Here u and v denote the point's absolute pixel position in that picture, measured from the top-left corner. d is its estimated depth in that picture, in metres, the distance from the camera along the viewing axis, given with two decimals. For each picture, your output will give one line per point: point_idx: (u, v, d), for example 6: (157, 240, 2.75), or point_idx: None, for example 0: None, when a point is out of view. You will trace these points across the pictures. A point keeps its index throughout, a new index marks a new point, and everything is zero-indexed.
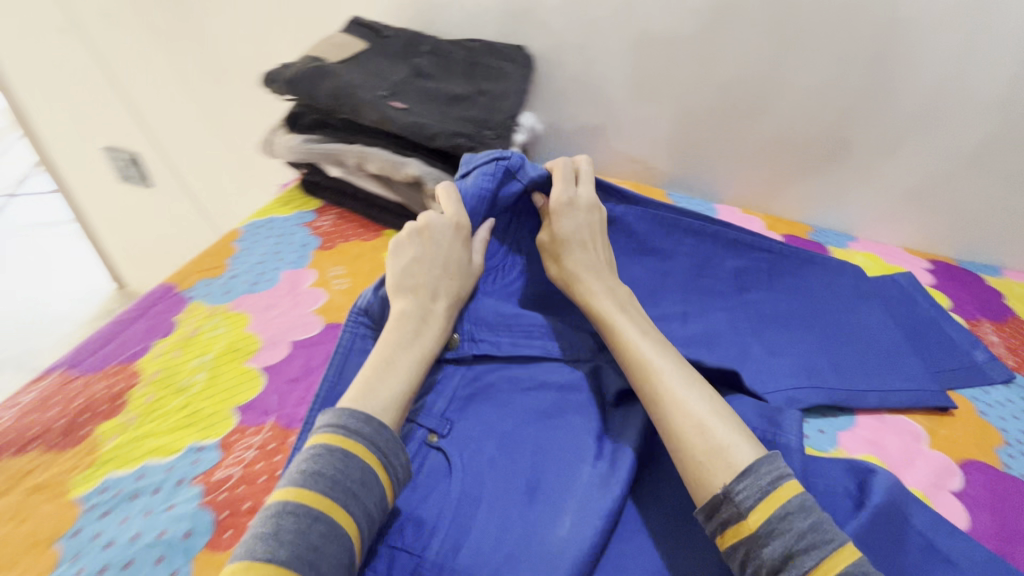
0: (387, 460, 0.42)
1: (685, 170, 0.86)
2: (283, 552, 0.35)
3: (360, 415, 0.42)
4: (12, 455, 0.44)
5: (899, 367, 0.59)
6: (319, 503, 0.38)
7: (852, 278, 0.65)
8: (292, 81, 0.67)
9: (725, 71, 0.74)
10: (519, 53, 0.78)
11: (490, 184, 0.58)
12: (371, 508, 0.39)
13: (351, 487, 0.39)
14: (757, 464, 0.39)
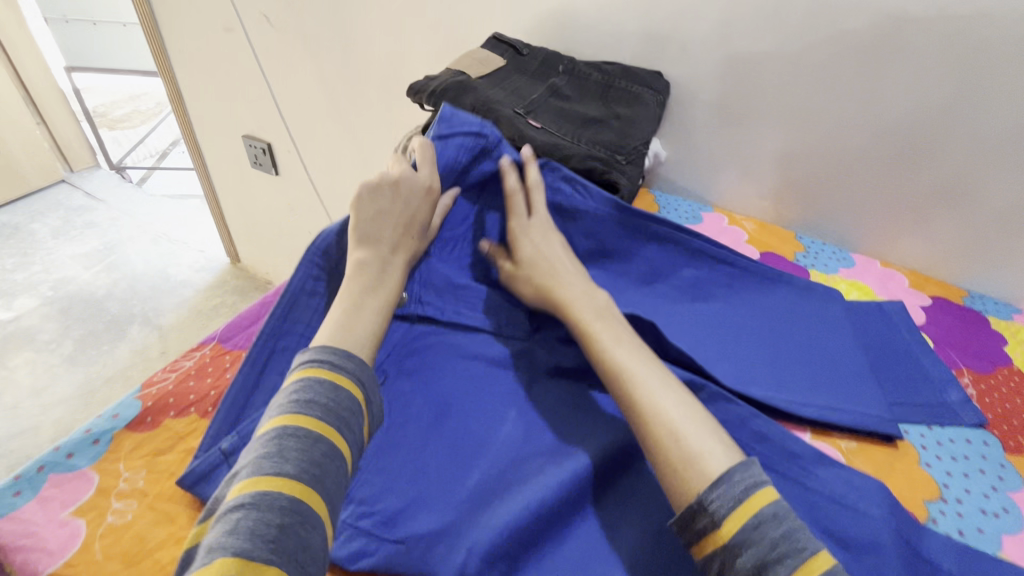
0: (368, 396, 0.43)
1: (819, 212, 0.80)
2: (291, 466, 0.36)
3: (339, 352, 0.44)
4: (173, 416, 0.47)
5: (852, 390, 0.55)
6: (322, 427, 0.39)
7: (824, 299, 0.63)
8: (436, 93, 0.70)
9: (886, 114, 0.69)
10: (658, 80, 0.78)
11: (464, 157, 0.60)
12: (359, 435, 0.41)
13: (343, 415, 0.40)
14: (729, 473, 0.40)
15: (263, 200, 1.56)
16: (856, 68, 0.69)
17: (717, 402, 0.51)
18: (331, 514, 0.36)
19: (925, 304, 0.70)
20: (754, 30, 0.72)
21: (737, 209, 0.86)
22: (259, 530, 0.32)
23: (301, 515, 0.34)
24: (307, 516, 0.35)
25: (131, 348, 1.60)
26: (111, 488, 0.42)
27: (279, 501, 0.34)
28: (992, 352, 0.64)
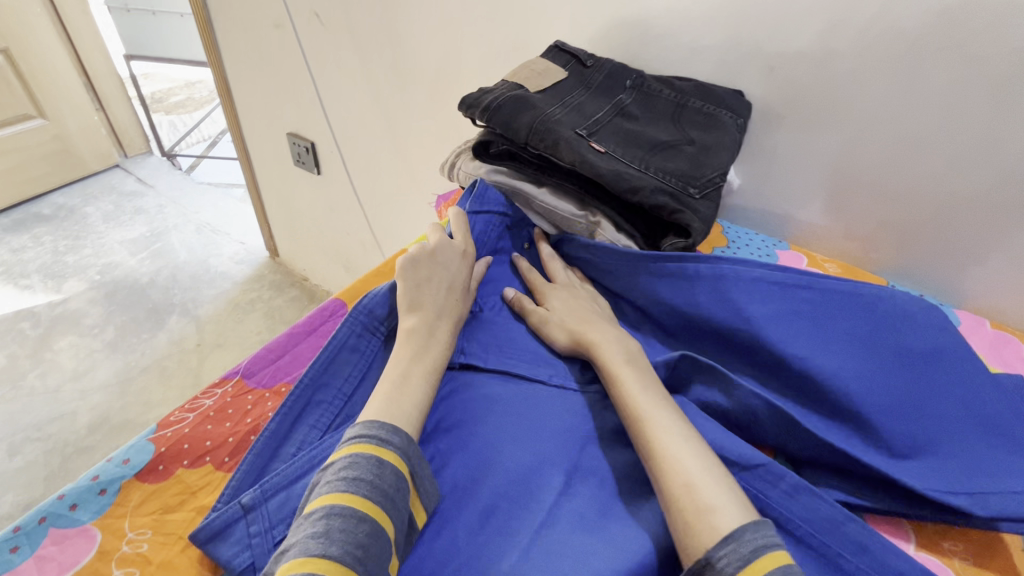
0: (417, 469, 0.41)
1: (916, 259, 0.70)
2: (336, 549, 0.34)
3: (386, 425, 0.41)
4: (186, 466, 0.43)
5: (971, 465, 0.46)
6: (368, 505, 0.37)
7: (943, 343, 0.51)
8: (489, 109, 0.63)
9: (1014, 154, 0.59)
10: (738, 100, 0.69)
11: (492, 232, 0.65)
12: (405, 515, 0.38)
13: (389, 491, 0.38)
14: (738, 531, 0.37)
15: (304, 199, 1.54)
16: (983, 99, 0.58)
17: (800, 497, 0.43)
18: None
19: None
20: (859, 48, 0.63)
21: (816, 248, 0.77)
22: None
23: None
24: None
25: (168, 338, 1.61)
26: (113, 551, 0.38)
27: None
28: None
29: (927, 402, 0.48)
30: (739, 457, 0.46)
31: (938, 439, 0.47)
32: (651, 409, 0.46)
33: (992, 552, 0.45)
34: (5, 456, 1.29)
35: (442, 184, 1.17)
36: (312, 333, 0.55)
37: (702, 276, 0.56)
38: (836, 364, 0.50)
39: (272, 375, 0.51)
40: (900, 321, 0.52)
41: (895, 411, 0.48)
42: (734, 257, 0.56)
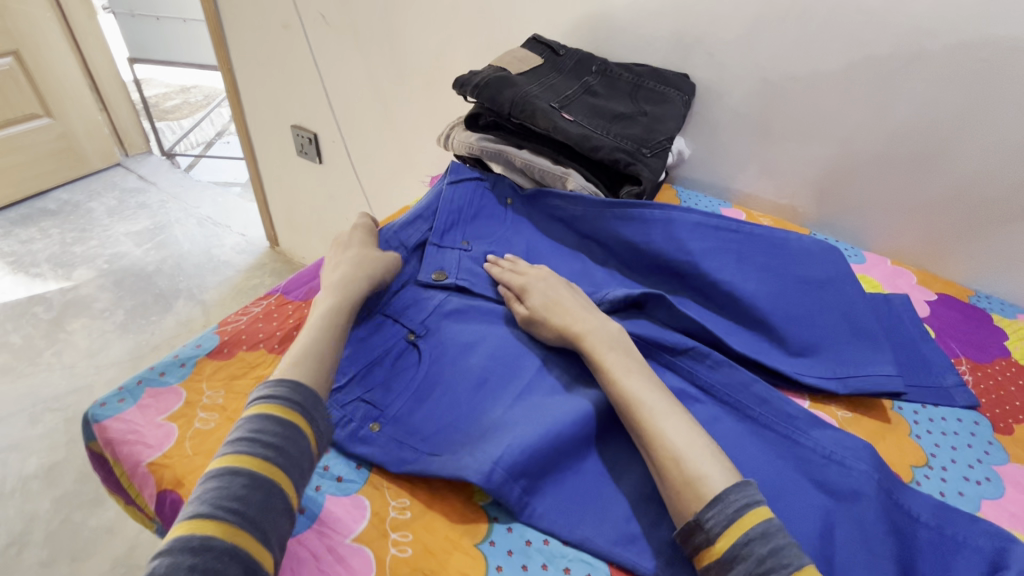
0: (311, 415, 0.46)
1: (833, 212, 0.85)
2: (206, 506, 0.38)
3: (273, 384, 0.47)
4: (246, 349, 0.55)
5: (852, 354, 0.60)
6: (246, 462, 0.41)
7: (838, 267, 0.64)
8: (479, 86, 0.77)
9: (898, 119, 0.74)
10: (684, 81, 0.84)
11: (470, 195, 0.76)
12: (292, 457, 0.43)
13: (269, 442, 0.42)
14: (723, 493, 0.41)
15: (306, 188, 1.66)
16: (875, 76, 0.73)
17: (720, 368, 0.57)
18: (258, 542, 0.38)
19: (930, 299, 0.74)
20: (777, 37, 0.78)
21: (754, 207, 0.91)
22: (170, 574, 0.34)
23: (213, 553, 0.36)
24: (224, 549, 0.36)
25: (176, 320, 1.71)
26: (196, 402, 0.50)
27: (191, 542, 0.36)
28: (991, 345, 0.67)
29: (813, 309, 0.62)
30: (675, 345, 0.59)
31: (819, 336, 0.61)
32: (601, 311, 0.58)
33: (869, 410, 0.59)
34: (27, 424, 1.37)
35: (435, 167, 1.30)
36: None
37: (655, 220, 0.68)
38: (752, 284, 0.64)
39: (305, 292, 0.63)
40: (803, 257, 0.65)
41: (794, 318, 0.62)
42: (673, 206, 0.68)
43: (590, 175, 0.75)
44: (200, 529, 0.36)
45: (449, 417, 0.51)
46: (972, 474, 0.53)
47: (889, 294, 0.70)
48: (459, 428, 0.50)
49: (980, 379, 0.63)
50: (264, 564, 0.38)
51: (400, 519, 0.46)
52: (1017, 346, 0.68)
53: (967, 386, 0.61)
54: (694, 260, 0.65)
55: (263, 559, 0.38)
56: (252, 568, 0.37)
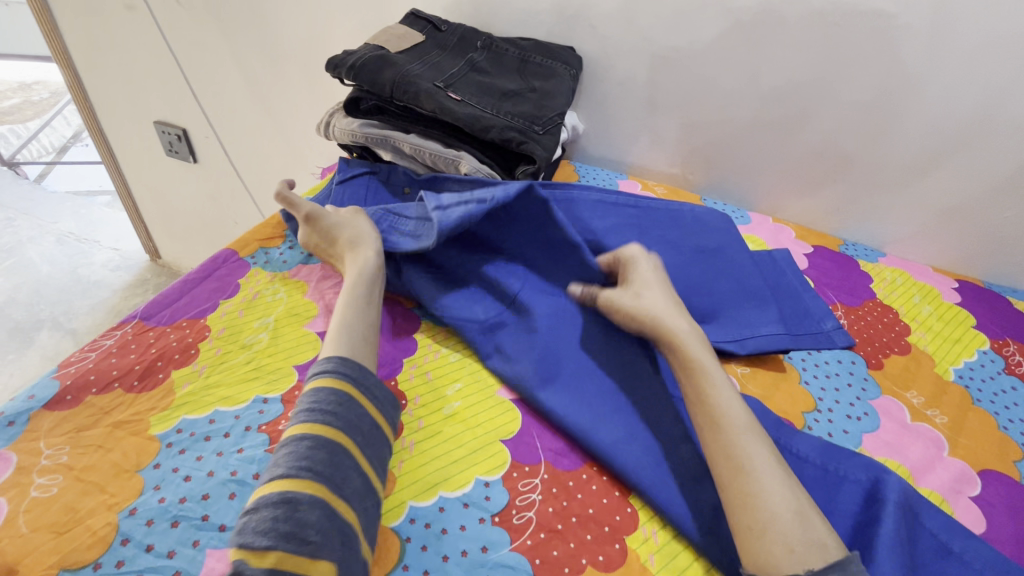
0: (360, 380, 0.45)
1: (721, 176, 0.88)
2: (280, 468, 0.38)
3: (327, 356, 0.47)
4: (96, 392, 0.47)
5: (744, 315, 0.63)
6: (309, 429, 0.41)
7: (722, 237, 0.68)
8: (355, 68, 0.71)
9: (769, 83, 0.78)
10: (571, 54, 0.82)
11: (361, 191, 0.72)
12: (349, 418, 0.42)
13: (326, 408, 0.42)
14: (846, 561, 0.38)
15: (181, 191, 1.49)
16: (743, 43, 0.76)
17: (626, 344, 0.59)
18: (337, 496, 0.38)
19: (808, 251, 0.79)
20: (654, 7, 0.78)
21: (650, 176, 0.93)
22: (255, 532, 0.35)
23: (293, 508, 0.36)
24: (301, 499, 0.37)
25: (42, 355, 1.48)
26: (32, 465, 0.42)
27: (272, 499, 0.37)
28: (861, 289, 0.74)
29: (707, 277, 0.65)
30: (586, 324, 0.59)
31: (714, 301, 0.63)
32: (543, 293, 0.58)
33: (763, 364, 0.62)
34: None
35: (326, 158, 1.21)
36: (203, 278, 0.60)
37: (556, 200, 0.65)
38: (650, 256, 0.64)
39: (170, 314, 0.55)
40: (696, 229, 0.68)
41: (693, 285, 0.64)
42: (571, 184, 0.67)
43: (484, 157, 0.71)
44: (272, 488, 0.37)
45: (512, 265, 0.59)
46: (852, 411, 0.57)
47: (773, 250, 0.74)
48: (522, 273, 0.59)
49: (855, 321, 0.68)
50: (341, 513, 0.38)
51: None
52: (880, 287, 0.74)
53: (845, 328, 0.67)
54: (598, 239, 0.64)
55: (339, 509, 0.38)
56: (329, 515, 0.37)
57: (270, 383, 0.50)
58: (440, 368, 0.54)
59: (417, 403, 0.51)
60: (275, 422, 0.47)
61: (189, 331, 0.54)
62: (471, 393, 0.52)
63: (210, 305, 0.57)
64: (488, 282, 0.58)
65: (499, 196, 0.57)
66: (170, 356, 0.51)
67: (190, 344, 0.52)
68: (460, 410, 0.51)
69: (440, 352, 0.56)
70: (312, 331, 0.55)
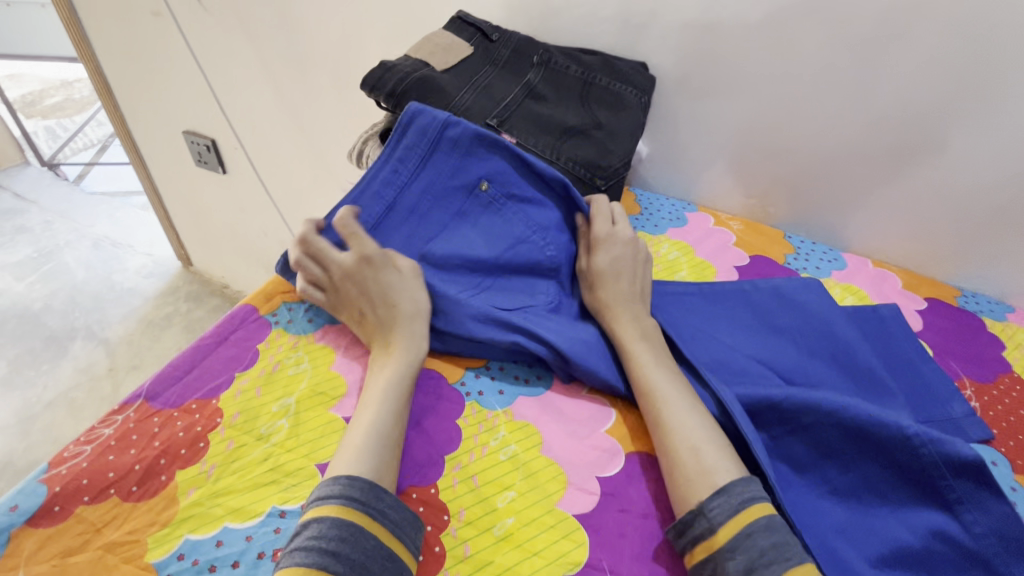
0: (372, 505, 0.38)
1: (808, 210, 0.76)
2: None
3: (330, 478, 0.40)
4: (88, 502, 0.40)
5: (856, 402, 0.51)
6: (304, 574, 0.34)
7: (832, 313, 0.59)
8: (395, 94, 0.62)
9: (878, 106, 0.65)
10: (645, 78, 0.71)
11: None
12: (356, 562, 0.36)
13: (328, 550, 0.36)
14: (731, 484, 0.41)
15: (211, 201, 1.44)
16: (847, 59, 0.64)
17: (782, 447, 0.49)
18: None
19: (919, 307, 0.66)
20: (739, 16, 0.66)
21: (720, 207, 0.82)
22: None
23: None
24: None
25: (74, 366, 1.47)
26: None
27: None
28: (991, 358, 0.61)
29: (757, 360, 0.55)
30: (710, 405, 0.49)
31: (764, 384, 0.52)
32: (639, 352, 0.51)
33: None
34: None
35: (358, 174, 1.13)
36: (218, 344, 0.52)
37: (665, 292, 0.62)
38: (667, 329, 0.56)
39: (178, 393, 0.48)
40: (723, 299, 0.61)
41: (731, 369, 0.53)
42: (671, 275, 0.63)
43: None
44: None
45: (509, 221, 0.57)
46: None
47: (879, 304, 0.62)
48: (517, 226, 0.57)
49: (988, 405, 0.56)
50: None
51: None
52: (1015, 356, 0.61)
53: (977, 414, 0.54)
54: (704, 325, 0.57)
55: None
56: None
57: (288, 489, 0.42)
58: (489, 471, 0.45)
59: (462, 520, 0.42)
60: None
61: (199, 416, 0.46)
62: (527, 507, 0.43)
63: (224, 382, 0.49)
64: (496, 238, 0.57)
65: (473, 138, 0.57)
66: (175, 451, 0.43)
67: (198, 434, 0.45)
68: (514, 531, 0.42)
69: (488, 446, 0.47)
70: (340, 418, 0.47)
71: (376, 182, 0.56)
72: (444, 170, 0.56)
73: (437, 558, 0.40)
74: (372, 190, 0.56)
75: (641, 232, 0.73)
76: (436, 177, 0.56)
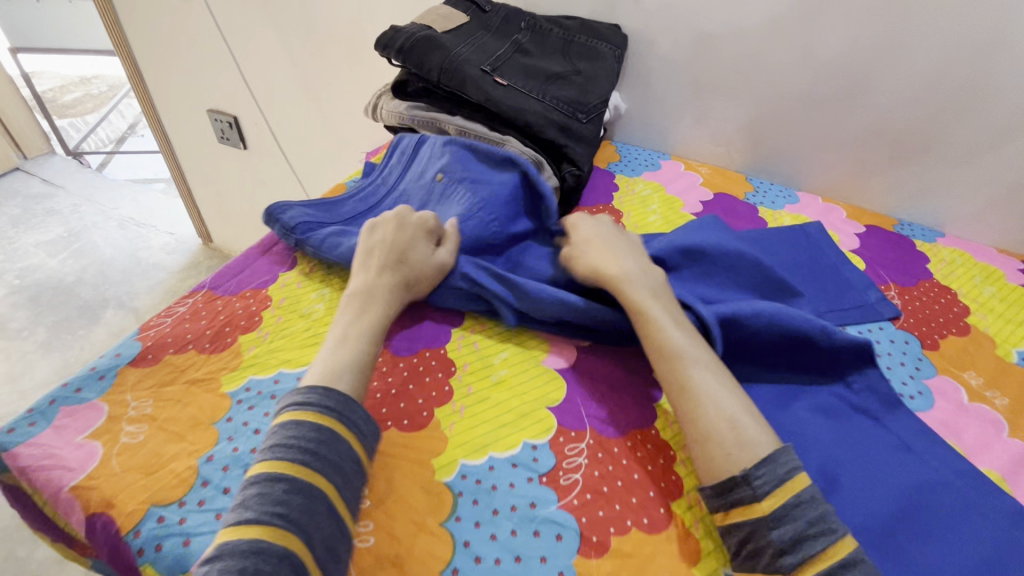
0: (345, 414, 0.42)
1: (769, 155, 0.87)
2: (252, 513, 0.36)
3: (307, 388, 0.43)
4: (174, 352, 0.51)
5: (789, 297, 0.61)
6: (285, 468, 0.38)
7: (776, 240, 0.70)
8: (404, 50, 0.73)
9: (823, 57, 0.75)
10: (615, 34, 0.83)
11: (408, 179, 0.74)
12: (333, 460, 0.39)
13: (307, 447, 0.39)
14: (776, 454, 0.40)
15: (232, 178, 1.56)
16: (795, 16, 0.74)
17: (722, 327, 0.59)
18: (309, 549, 0.36)
19: (857, 231, 0.77)
20: None
21: (692, 157, 0.92)
22: None
23: (263, 555, 0.34)
24: (271, 551, 0.34)
25: (108, 331, 1.59)
26: (122, 415, 0.46)
27: (239, 546, 0.34)
28: (915, 268, 0.71)
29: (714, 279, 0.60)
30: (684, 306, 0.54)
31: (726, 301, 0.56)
32: (648, 300, 0.50)
33: None
34: None
35: (369, 143, 1.24)
36: (262, 254, 0.64)
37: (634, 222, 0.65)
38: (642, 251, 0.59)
39: (234, 284, 0.59)
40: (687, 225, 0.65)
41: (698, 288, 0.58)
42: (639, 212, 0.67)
43: (529, 142, 0.73)
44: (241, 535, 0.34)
45: (457, 201, 0.63)
46: (904, 389, 0.56)
47: (807, 224, 0.73)
48: (463, 204, 0.63)
49: (908, 301, 0.66)
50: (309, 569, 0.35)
51: (364, 547, 0.40)
52: (936, 267, 0.72)
53: (890, 300, 0.66)
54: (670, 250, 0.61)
55: (308, 565, 0.35)
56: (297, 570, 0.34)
57: None
58: (487, 339, 0.56)
59: (466, 370, 0.53)
60: None
61: (254, 299, 0.57)
62: (517, 362, 0.54)
63: (272, 278, 0.60)
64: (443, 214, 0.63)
65: (437, 144, 0.69)
66: (237, 321, 0.54)
67: (253, 311, 0.56)
68: (507, 378, 0.52)
69: (487, 324, 0.58)
70: None
71: (361, 192, 0.69)
72: (414, 176, 0.68)
73: (447, 393, 0.50)
74: (356, 197, 0.68)
75: (619, 175, 0.84)
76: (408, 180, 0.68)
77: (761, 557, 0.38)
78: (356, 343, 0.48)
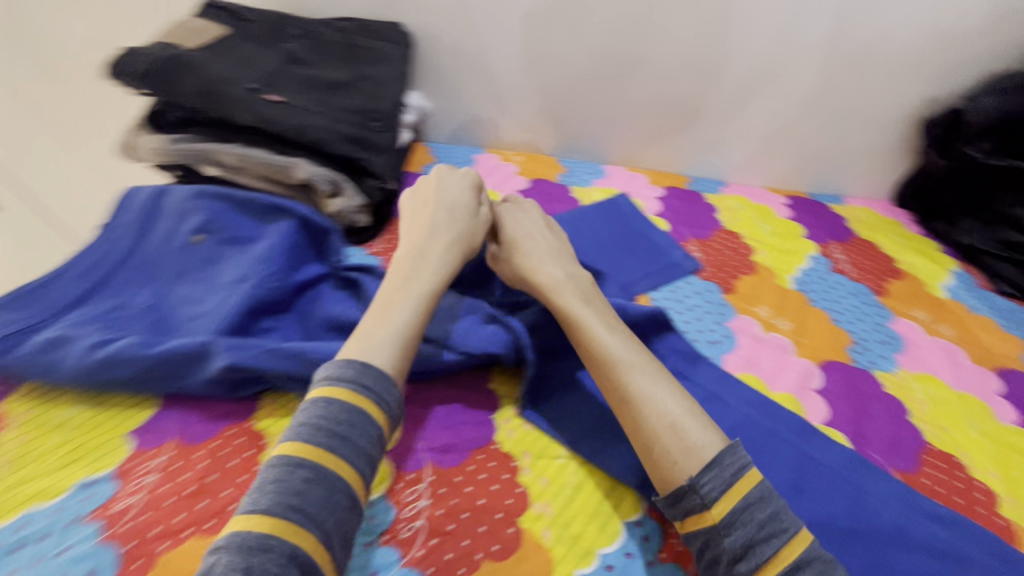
0: (379, 395, 0.41)
1: (573, 138, 0.90)
2: (266, 503, 0.34)
3: (341, 362, 0.42)
4: None
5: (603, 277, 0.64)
6: (309, 453, 0.37)
7: (588, 221, 0.72)
8: (146, 75, 0.61)
9: (595, 41, 0.79)
10: (396, 32, 0.78)
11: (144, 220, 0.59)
12: (362, 446, 0.39)
13: (338, 431, 0.38)
14: (721, 456, 0.40)
15: None
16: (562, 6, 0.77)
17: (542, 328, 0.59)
18: (323, 544, 0.34)
19: (657, 195, 0.83)
20: None
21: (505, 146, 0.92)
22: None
23: (271, 555, 0.32)
24: (276, 547, 0.33)
25: None
26: None
27: (248, 540, 0.33)
28: (707, 222, 0.79)
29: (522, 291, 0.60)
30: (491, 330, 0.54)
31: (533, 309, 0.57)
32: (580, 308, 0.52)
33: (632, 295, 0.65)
34: None
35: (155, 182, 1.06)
36: None
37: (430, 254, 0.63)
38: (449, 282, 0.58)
39: None
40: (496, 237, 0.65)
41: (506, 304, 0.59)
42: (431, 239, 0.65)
43: (322, 161, 0.66)
44: (253, 525, 0.33)
45: (226, 266, 0.56)
46: (713, 335, 0.62)
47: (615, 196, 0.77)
48: (233, 270, 0.55)
49: (706, 253, 0.73)
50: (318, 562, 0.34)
51: None
52: (722, 216, 0.81)
53: (691, 255, 0.72)
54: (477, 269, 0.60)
55: (319, 560, 0.34)
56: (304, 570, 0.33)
57: (98, 460, 0.44)
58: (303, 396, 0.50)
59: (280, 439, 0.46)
60: (145, 511, 0.40)
61: None
62: None
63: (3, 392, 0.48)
64: (207, 283, 0.54)
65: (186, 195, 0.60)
66: None
67: None
68: None
69: None
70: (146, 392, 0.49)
71: (83, 261, 0.54)
72: (162, 236, 0.58)
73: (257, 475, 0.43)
74: (71, 272, 0.53)
75: None
76: (156, 242, 0.57)
77: (721, 565, 0.38)
78: (400, 309, 0.48)
